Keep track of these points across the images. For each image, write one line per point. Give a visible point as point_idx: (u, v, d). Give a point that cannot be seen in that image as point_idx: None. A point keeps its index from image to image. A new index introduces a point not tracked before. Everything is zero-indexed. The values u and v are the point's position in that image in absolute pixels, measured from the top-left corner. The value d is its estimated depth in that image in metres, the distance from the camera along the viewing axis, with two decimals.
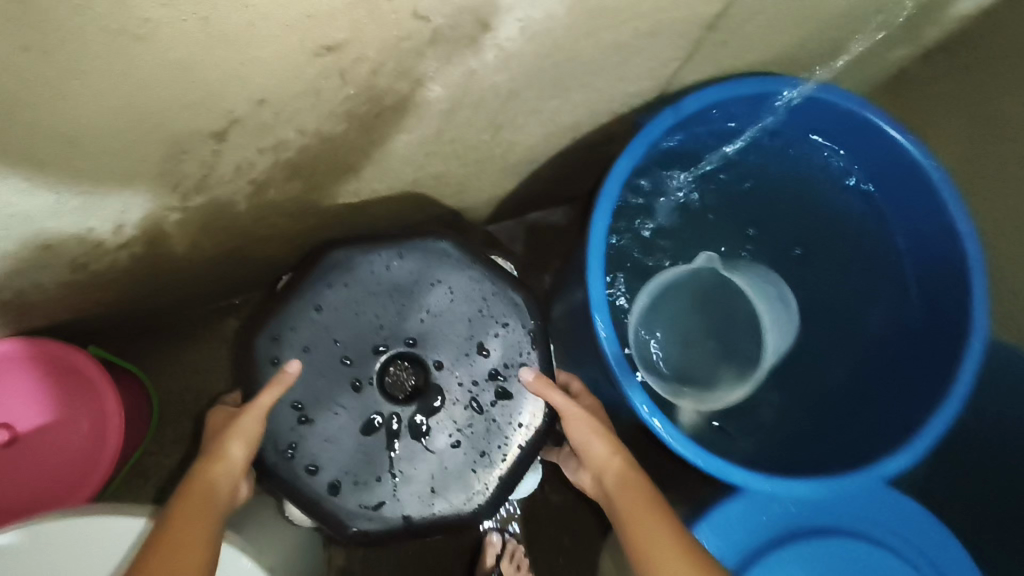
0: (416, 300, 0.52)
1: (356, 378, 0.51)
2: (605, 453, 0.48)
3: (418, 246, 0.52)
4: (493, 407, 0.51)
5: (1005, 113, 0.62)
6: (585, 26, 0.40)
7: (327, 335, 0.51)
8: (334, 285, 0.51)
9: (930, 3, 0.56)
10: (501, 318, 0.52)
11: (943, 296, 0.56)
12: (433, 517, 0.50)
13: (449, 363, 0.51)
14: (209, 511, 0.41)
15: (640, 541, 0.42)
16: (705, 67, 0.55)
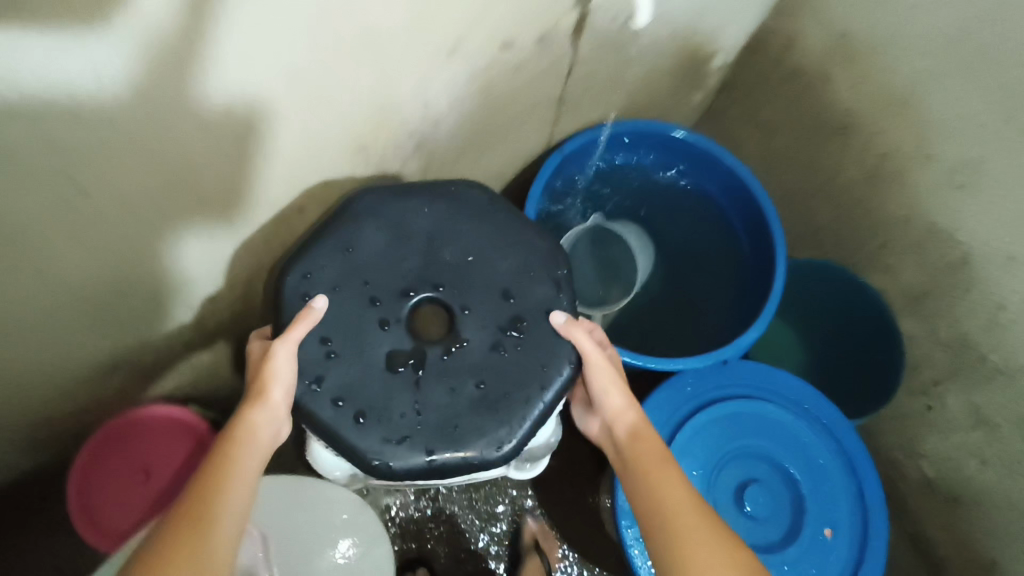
0: (443, 250, 0.61)
1: (385, 318, 0.58)
2: (622, 404, 0.59)
3: (443, 200, 0.63)
4: (514, 345, 0.58)
5: (769, 115, 0.98)
6: (488, 114, 0.72)
7: (365, 280, 0.59)
8: (367, 229, 0.61)
9: (695, 64, 0.91)
10: (523, 264, 0.61)
11: (759, 229, 0.87)
12: (454, 453, 0.55)
13: (472, 302, 0.59)
14: (249, 453, 0.51)
15: (657, 481, 0.55)
16: (572, 123, 0.88)
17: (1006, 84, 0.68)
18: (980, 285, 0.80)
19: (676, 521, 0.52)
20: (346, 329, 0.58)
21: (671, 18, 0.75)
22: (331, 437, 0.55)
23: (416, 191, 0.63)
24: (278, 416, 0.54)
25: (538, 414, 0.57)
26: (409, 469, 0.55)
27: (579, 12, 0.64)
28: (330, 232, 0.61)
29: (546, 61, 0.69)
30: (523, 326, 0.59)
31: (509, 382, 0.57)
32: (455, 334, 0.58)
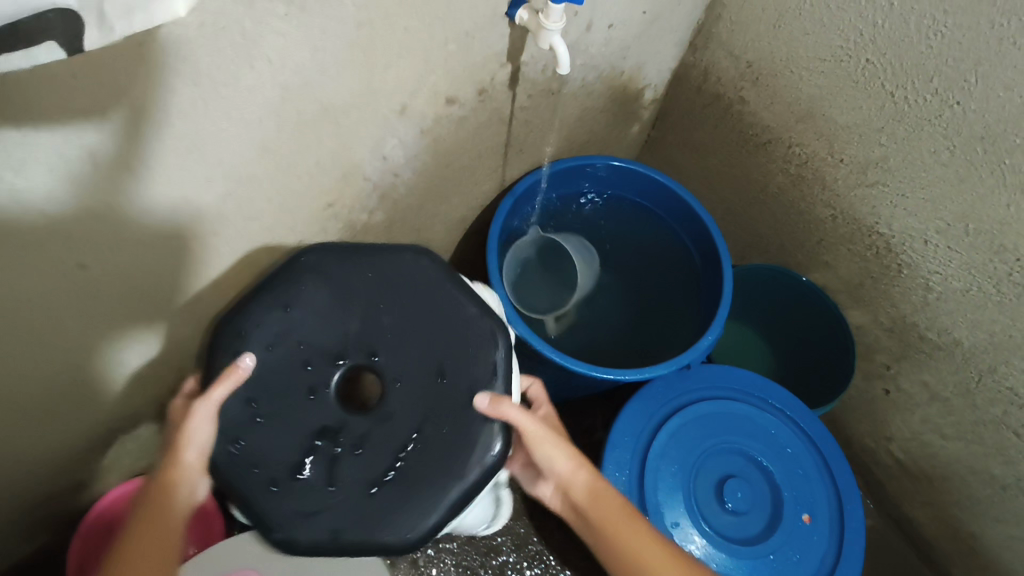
0: (381, 317, 0.63)
1: (312, 387, 0.60)
2: (571, 467, 0.61)
3: (396, 258, 0.65)
4: (436, 423, 0.59)
5: (699, 141, 1.08)
6: (443, 165, 0.80)
7: (302, 344, 0.62)
8: (308, 284, 0.64)
9: (626, 102, 1.02)
10: (461, 335, 0.62)
11: (703, 240, 0.95)
12: (356, 533, 0.56)
13: (402, 375, 0.60)
14: (161, 510, 0.52)
15: (623, 536, 0.59)
16: (520, 165, 0.96)
17: (890, 90, 0.77)
18: (906, 269, 0.88)
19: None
20: (276, 392, 0.60)
21: (596, 63, 0.85)
22: (243, 502, 0.58)
23: (373, 250, 0.66)
24: (195, 474, 0.56)
25: (450, 505, 0.57)
26: (313, 544, 0.56)
27: (511, 66, 0.72)
28: (273, 287, 0.63)
29: (488, 112, 0.77)
30: (445, 406, 0.59)
31: (428, 467, 0.57)
32: (381, 411, 0.59)
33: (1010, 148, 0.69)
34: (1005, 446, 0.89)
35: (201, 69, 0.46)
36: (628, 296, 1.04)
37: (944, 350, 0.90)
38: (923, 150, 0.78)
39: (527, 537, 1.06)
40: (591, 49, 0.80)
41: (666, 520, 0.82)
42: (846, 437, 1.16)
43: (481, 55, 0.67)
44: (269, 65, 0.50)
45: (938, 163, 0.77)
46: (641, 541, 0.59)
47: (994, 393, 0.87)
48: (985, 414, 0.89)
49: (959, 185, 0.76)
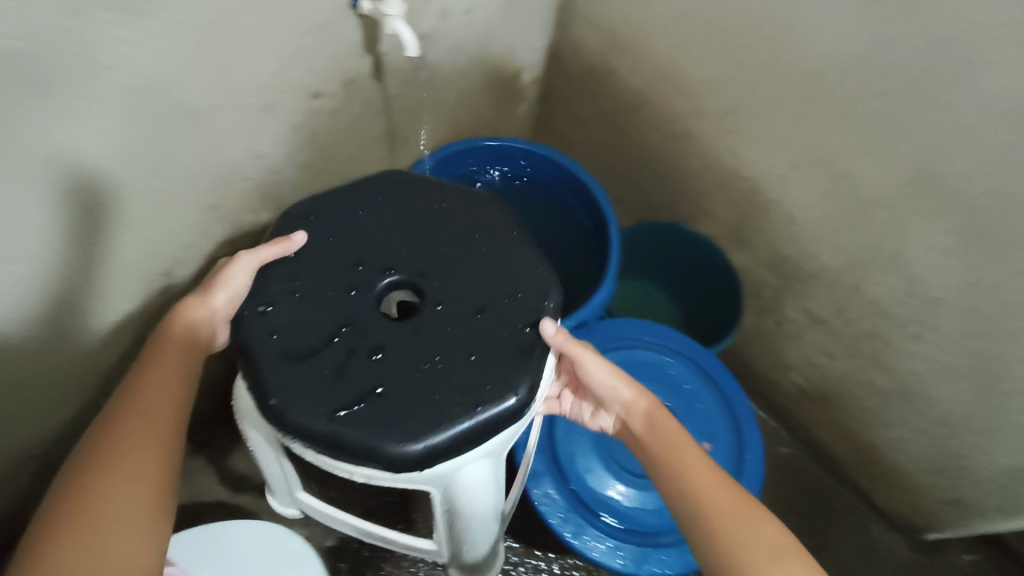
0: (437, 249, 0.68)
1: (354, 286, 0.64)
2: (632, 394, 0.67)
3: (464, 204, 0.72)
4: (461, 332, 0.61)
5: (580, 113, 1.14)
6: (326, 159, 0.83)
7: (359, 252, 0.67)
8: (358, 207, 0.71)
9: (505, 84, 1.07)
10: (514, 275, 0.66)
11: (589, 201, 1.02)
12: (350, 423, 0.56)
13: (444, 296, 0.64)
14: (187, 339, 0.61)
15: (684, 457, 0.63)
16: (409, 153, 1.00)
17: (728, 42, 0.85)
18: (772, 206, 0.96)
19: (716, 507, 0.59)
20: (324, 284, 0.64)
21: (461, 47, 0.89)
22: (250, 361, 0.59)
23: (449, 203, 0.72)
24: (216, 318, 0.63)
25: (459, 428, 0.56)
26: (307, 423, 0.56)
27: (371, 55, 0.76)
28: (338, 198, 0.71)
29: (358, 103, 0.80)
30: (473, 335, 0.61)
31: (437, 385, 0.58)
32: (420, 318, 0.62)
33: (833, 82, 0.77)
34: (881, 356, 0.98)
35: (45, 82, 0.49)
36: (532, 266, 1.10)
37: (815, 276, 0.98)
38: (764, 95, 0.85)
39: None
40: (452, 32, 0.85)
41: (579, 467, 0.91)
42: (755, 373, 1.25)
43: (337, 47, 0.70)
44: (116, 74, 0.53)
45: (778, 105, 0.85)
46: (699, 468, 0.62)
47: (863, 309, 0.95)
48: (859, 329, 0.98)
49: (800, 120, 0.84)
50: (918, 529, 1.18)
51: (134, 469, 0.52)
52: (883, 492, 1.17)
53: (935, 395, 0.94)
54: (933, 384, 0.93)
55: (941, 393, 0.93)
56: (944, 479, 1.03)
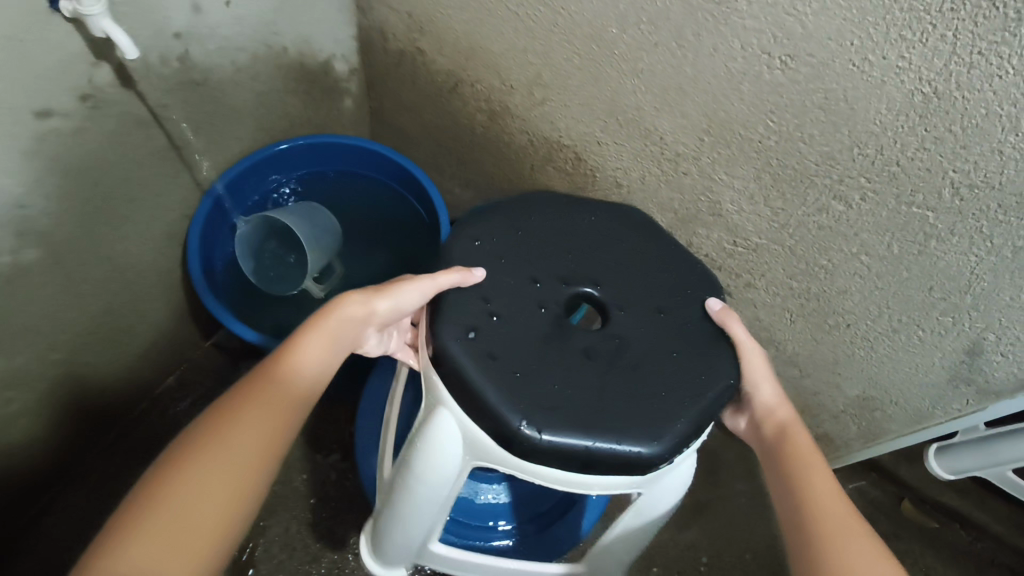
0: (597, 259, 0.74)
1: (542, 301, 0.69)
2: (774, 399, 0.68)
3: (604, 212, 0.79)
4: (665, 329, 0.70)
5: (404, 101, 1.10)
6: (90, 182, 0.75)
7: (534, 268, 0.72)
8: (512, 225, 0.75)
9: (316, 81, 1.01)
10: (675, 284, 0.74)
11: (416, 187, 1.00)
12: (596, 439, 0.61)
13: (625, 302, 0.72)
14: (340, 328, 0.64)
15: (807, 472, 0.61)
16: (213, 165, 0.93)
17: (514, 10, 0.82)
18: (597, 171, 0.94)
19: (831, 517, 0.57)
20: (516, 304, 0.69)
21: (238, 45, 0.83)
22: (471, 379, 0.63)
23: (567, 210, 0.78)
24: (369, 318, 0.66)
25: (695, 419, 0.64)
26: (557, 438, 0.61)
27: (107, 63, 0.68)
28: (497, 218, 0.75)
29: (113, 116, 0.73)
30: (671, 333, 0.70)
31: (655, 380, 0.66)
32: (617, 322, 0.70)
33: (612, 39, 0.76)
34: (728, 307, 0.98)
35: None
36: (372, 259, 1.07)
37: None
38: (560, 60, 0.83)
39: (347, 532, 1.07)
40: (216, 30, 0.78)
41: None
42: None
43: (54, 58, 0.63)
44: None
45: (575, 68, 0.82)
46: (821, 482, 0.60)
47: (701, 264, 0.94)
48: None
49: (596, 82, 0.82)
50: None
51: (256, 422, 0.56)
52: None
53: (781, 338, 0.95)
54: (776, 327, 0.94)
55: (785, 335, 0.94)
56: (809, 418, 1.05)
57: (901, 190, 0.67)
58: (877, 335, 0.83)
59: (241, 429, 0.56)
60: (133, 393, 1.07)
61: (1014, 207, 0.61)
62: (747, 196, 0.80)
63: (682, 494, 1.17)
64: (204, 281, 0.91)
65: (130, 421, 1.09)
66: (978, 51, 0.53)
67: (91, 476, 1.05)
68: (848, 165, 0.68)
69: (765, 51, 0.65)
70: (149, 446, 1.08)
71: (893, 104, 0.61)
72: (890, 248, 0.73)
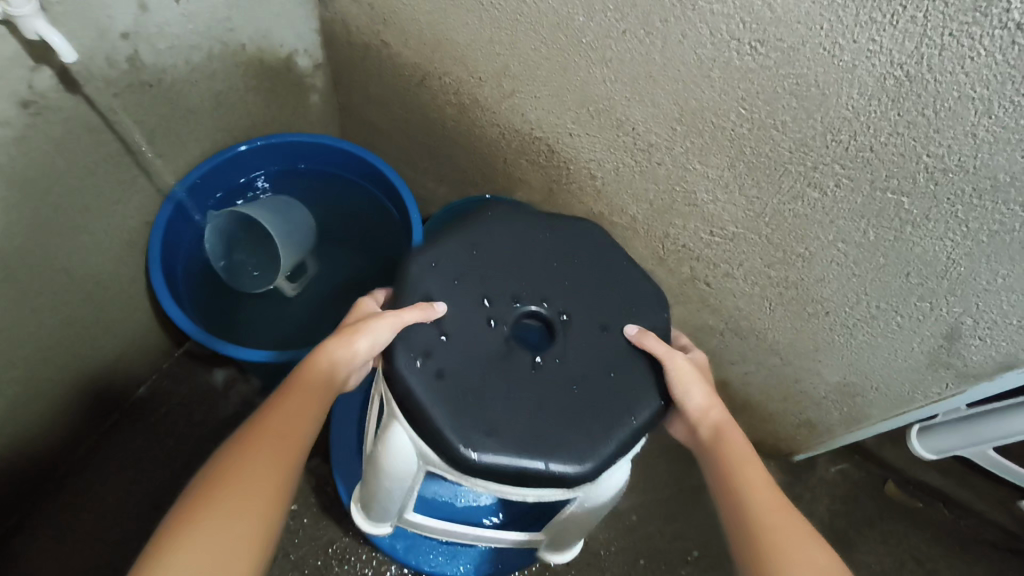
0: (550, 275, 0.72)
1: (491, 321, 0.67)
2: (706, 402, 0.65)
3: (561, 225, 0.76)
4: (605, 347, 0.69)
5: (372, 96, 1.07)
6: (39, 191, 0.72)
7: (485, 284, 0.70)
8: (468, 243, 0.72)
9: (279, 78, 0.98)
10: (629, 301, 0.72)
11: (385, 185, 0.98)
12: (536, 461, 0.61)
13: (574, 319, 0.70)
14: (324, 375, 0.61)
15: (746, 473, 0.60)
16: (172, 168, 0.89)
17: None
18: (571, 163, 0.92)
19: (769, 521, 0.56)
20: (462, 322, 0.67)
21: (191, 43, 0.79)
22: (423, 403, 0.61)
23: (539, 219, 0.76)
24: (351, 360, 0.62)
25: (625, 435, 0.64)
26: (496, 460, 0.60)
27: (49, 67, 0.64)
28: (453, 237, 0.72)
29: (60, 122, 0.69)
30: (610, 350, 0.68)
31: (592, 400, 0.65)
32: (562, 341, 0.68)
33: (580, 28, 0.74)
34: (707, 297, 0.96)
35: None
36: (340, 262, 1.05)
37: (630, 230, 0.95)
38: (528, 50, 0.81)
39: (330, 537, 1.05)
40: (166, 28, 0.75)
41: None
42: None
43: None
44: None
45: (543, 58, 0.80)
46: (758, 483, 0.59)
47: (678, 254, 0.93)
48: (682, 276, 0.96)
49: (566, 72, 0.80)
50: (787, 454, 1.20)
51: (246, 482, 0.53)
52: (749, 428, 1.18)
53: (761, 327, 0.94)
54: (756, 316, 0.93)
55: (764, 323, 0.93)
56: (791, 404, 1.05)
57: (876, 176, 0.66)
58: (856, 321, 0.82)
59: (231, 493, 0.52)
60: (103, 405, 1.04)
61: (989, 191, 0.60)
62: (722, 184, 0.78)
63: (669, 484, 1.16)
64: (165, 291, 0.87)
65: (101, 434, 1.06)
66: (949, 32, 0.52)
67: (63, 491, 1.02)
68: (821, 152, 0.67)
69: (734, 37, 0.63)
70: (122, 459, 1.05)
71: (865, 89, 0.59)
72: (866, 234, 0.72)
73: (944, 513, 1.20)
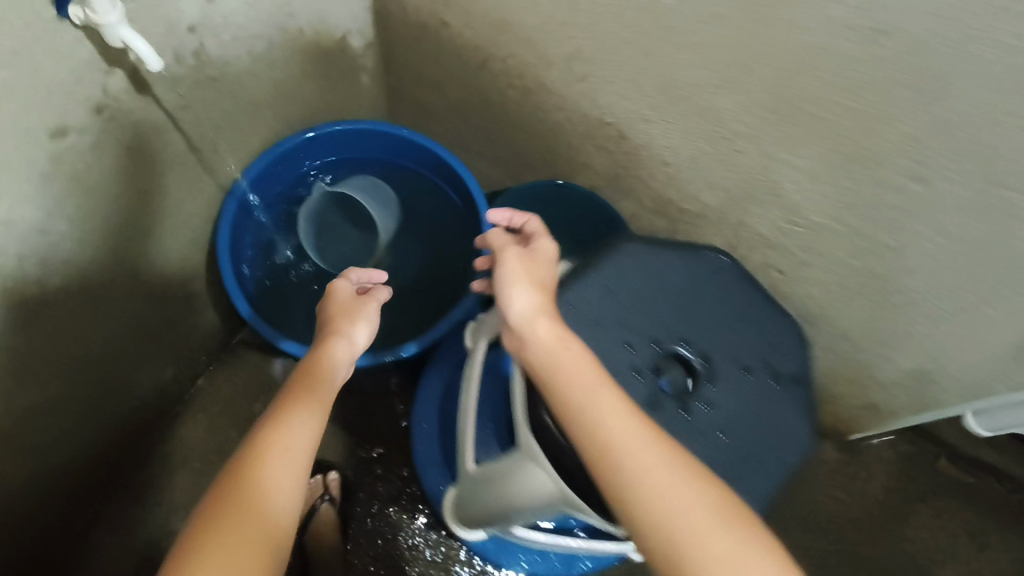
0: (684, 314, 0.83)
1: (637, 367, 0.80)
2: (526, 306, 0.66)
3: (696, 258, 0.84)
4: (737, 381, 0.82)
5: (426, 77, 1.03)
6: (111, 198, 0.69)
7: (627, 331, 0.81)
8: (608, 289, 0.82)
9: (333, 62, 0.94)
10: (758, 337, 0.84)
11: (450, 173, 0.93)
12: None
13: (714, 359, 0.82)
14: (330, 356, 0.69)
15: (594, 399, 0.59)
16: (231, 163, 0.87)
17: None
18: (643, 150, 0.89)
19: (625, 448, 0.56)
20: (615, 369, 0.79)
21: (253, 33, 0.75)
22: None
23: (664, 247, 0.84)
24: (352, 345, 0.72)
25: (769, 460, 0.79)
26: None
27: (120, 70, 0.61)
28: (594, 280, 0.81)
29: (130, 125, 0.66)
30: (747, 389, 0.82)
31: (736, 433, 0.80)
32: (701, 383, 0.81)
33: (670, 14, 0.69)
34: (777, 282, 0.94)
35: None
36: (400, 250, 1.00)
37: (701, 217, 0.93)
38: (605, 35, 0.77)
39: (397, 523, 1.07)
40: (231, 20, 0.71)
41: None
42: None
43: (64, 72, 0.56)
44: None
45: (619, 43, 0.76)
46: (606, 408, 0.58)
47: (753, 242, 0.91)
48: (753, 261, 0.94)
49: (648, 59, 0.76)
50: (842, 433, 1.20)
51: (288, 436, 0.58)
52: None
53: (834, 314, 0.93)
54: (830, 303, 0.91)
55: (838, 310, 0.91)
56: (857, 387, 1.04)
57: (988, 173, 0.63)
58: (941, 313, 0.81)
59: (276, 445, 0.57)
60: (167, 399, 1.04)
61: None
62: (811, 176, 0.76)
63: None
64: (233, 291, 0.86)
65: (165, 426, 1.07)
66: None
67: (134, 483, 1.04)
68: (931, 146, 0.64)
69: (849, 27, 0.59)
70: (188, 451, 1.06)
71: (990, 84, 0.56)
72: (968, 229, 0.69)
73: (997, 487, 1.21)
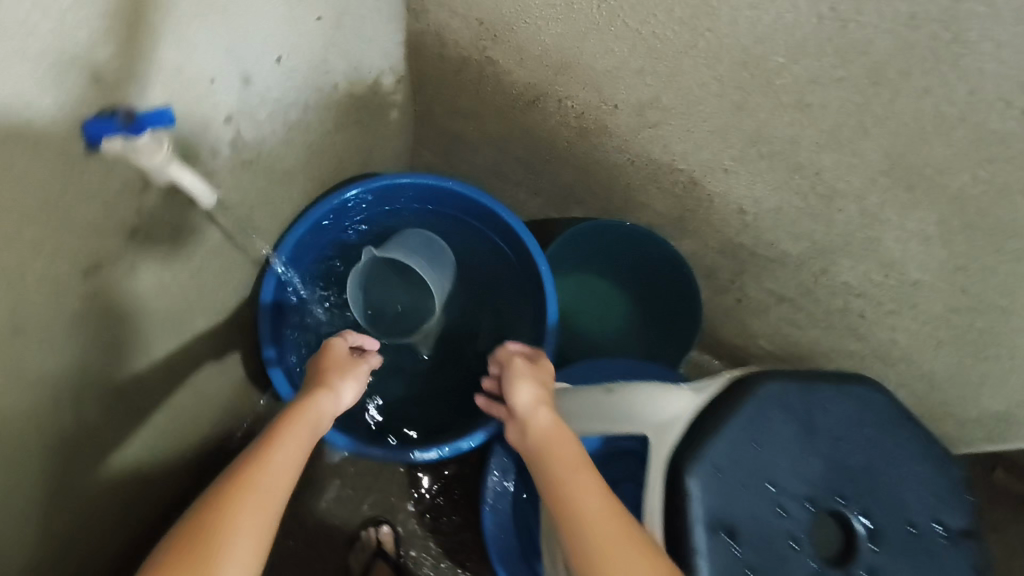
0: (845, 460, 0.64)
1: (790, 535, 0.62)
2: (529, 401, 0.65)
3: (850, 388, 0.66)
4: (911, 551, 0.63)
5: (462, 111, 0.92)
6: (149, 310, 0.61)
7: (774, 489, 0.63)
8: (749, 436, 0.63)
9: (365, 107, 0.83)
10: (937, 488, 0.65)
11: (502, 226, 0.86)
12: None
13: (881, 523, 0.63)
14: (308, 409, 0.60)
15: (576, 483, 0.57)
16: (265, 235, 0.78)
17: (634, 27, 0.65)
18: (717, 197, 0.80)
19: (603, 530, 0.53)
20: (763, 538, 0.61)
21: (290, 101, 0.65)
22: None
23: (811, 377, 0.66)
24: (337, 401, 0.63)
25: None
26: None
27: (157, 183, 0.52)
28: (731, 421, 0.63)
29: (166, 233, 0.58)
30: (923, 560, 0.63)
31: None
32: (865, 555, 0.62)
33: (777, 70, 0.60)
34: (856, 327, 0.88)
35: None
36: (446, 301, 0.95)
37: (777, 262, 0.85)
38: (689, 84, 0.67)
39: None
40: (267, 95, 0.61)
41: None
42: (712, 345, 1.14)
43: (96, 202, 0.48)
44: None
45: (705, 93, 0.67)
46: (589, 493, 0.56)
47: (834, 289, 0.84)
48: (830, 305, 0.87)
49: (739, 113, 0.67)
50: None
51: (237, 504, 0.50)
52: None
53: (917, 360, 0.87)
54: (915, 350, 0.85)
55: (923, 357, 0.85)
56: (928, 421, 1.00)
57: None
58: None
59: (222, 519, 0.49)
60: None
61: None
62: (920, 237, 0.68)
63: None
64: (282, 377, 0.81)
65: None
66: None
67: None
68: None
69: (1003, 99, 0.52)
70: None
71: None
72: None
73: None
